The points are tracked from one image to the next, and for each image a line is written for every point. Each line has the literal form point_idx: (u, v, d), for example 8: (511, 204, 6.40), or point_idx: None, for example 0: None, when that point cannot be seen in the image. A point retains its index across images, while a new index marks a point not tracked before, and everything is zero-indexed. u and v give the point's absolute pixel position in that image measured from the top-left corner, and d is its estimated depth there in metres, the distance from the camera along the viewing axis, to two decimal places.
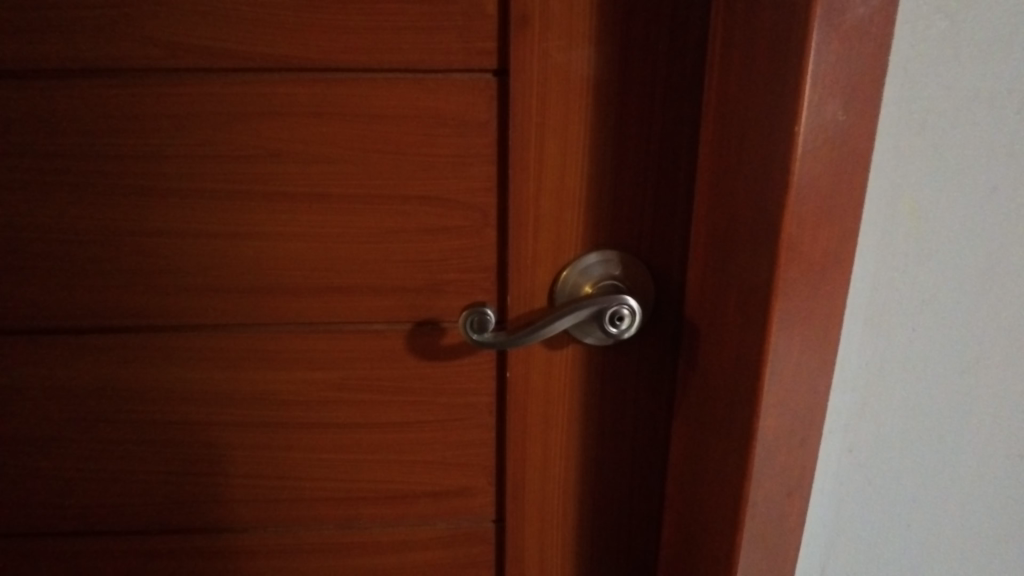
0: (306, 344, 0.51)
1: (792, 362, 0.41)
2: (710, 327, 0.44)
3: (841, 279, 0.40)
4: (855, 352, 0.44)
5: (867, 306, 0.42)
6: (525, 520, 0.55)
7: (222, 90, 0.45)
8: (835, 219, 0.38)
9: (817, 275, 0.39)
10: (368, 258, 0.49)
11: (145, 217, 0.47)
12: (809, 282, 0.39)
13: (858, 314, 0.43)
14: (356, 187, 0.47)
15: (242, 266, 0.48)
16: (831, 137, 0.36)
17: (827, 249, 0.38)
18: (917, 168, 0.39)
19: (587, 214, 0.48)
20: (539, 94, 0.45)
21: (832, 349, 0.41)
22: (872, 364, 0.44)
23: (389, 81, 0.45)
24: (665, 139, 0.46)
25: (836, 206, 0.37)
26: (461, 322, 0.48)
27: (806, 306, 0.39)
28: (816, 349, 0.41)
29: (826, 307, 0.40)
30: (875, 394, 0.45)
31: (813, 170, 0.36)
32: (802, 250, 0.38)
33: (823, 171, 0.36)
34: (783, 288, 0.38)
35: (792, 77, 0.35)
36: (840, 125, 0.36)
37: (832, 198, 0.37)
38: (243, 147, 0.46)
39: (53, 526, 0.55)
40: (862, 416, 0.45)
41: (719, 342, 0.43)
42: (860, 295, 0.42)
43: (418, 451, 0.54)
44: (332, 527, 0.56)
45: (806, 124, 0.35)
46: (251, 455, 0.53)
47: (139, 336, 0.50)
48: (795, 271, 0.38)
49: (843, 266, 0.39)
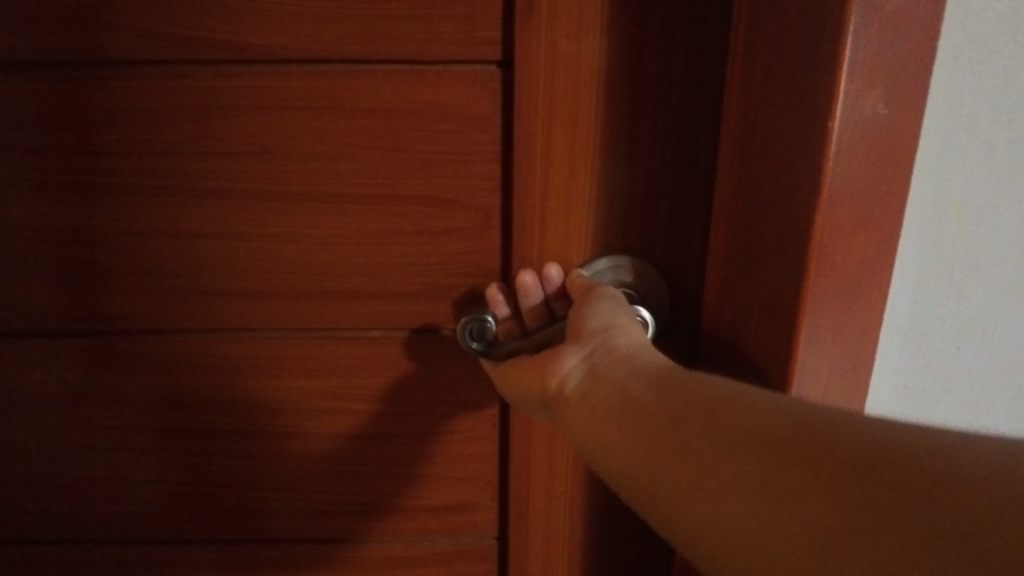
0: (300, 349, 0.48)
1: (816, 385, 0.37)
2: (728, 342, 0.40)
3: (878, 294, 0.35)
4: (892, 378, 0.40)
5: (906, 324, 0.39)
6: (529, 540, 0.52)
7: (210, 83, 0.43)
8: (871, 225, 0.34)
9: (849, 289, 0.35)
10: (364, 261, 0.46)
11: (136, 216, 0.45)
12: (840, 297, 0.35)
13: (895, 332, 0.39)
14: (350, 184, 0.45)
15: (233, 268, 0.46)
16: (869, 134, 0.32)
17: (862, 260, 0.34)
18: (966, 167, 0.35)
19: (597, 215, 0.44)
20: (546, 88, 0.42)
21: (867, 371, 0.37)
22: (910, 383, 0.41)
23: (385, 73, 0.43)
24: (682, 134, 0.42)
25: (873, 212, 0.33)
26: (460, 328, 0.45)
27: (838, 321, 0.35)
28: (846, 373, 0.37)
29: (860, 325, 0.36)
30: (913, 413, 0.42)
31: (849, 171, 0.32)
32: (834, 261, 0.34)
33: (862, 172, 0.32)
34: (811, 303, 0.34)
35: (825, 64, 0.31)
36: (880, 119, 0.32)
37: (869, 203, 0.33)
38: (233, 143, 0.44)
39: (47, 532, 0.54)
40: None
41: (740, 358, 0.39)
42: (898, 312, 0.38)
43: (415, 463, 0.52)
44: (329, 539, 0.54)
45: (841, 118, 0.31)
46: (244, 463, 0.51)
47: (129, 340, 0.48)
48: (825, 284, 0.34)
49: (882, 280, 0.35)
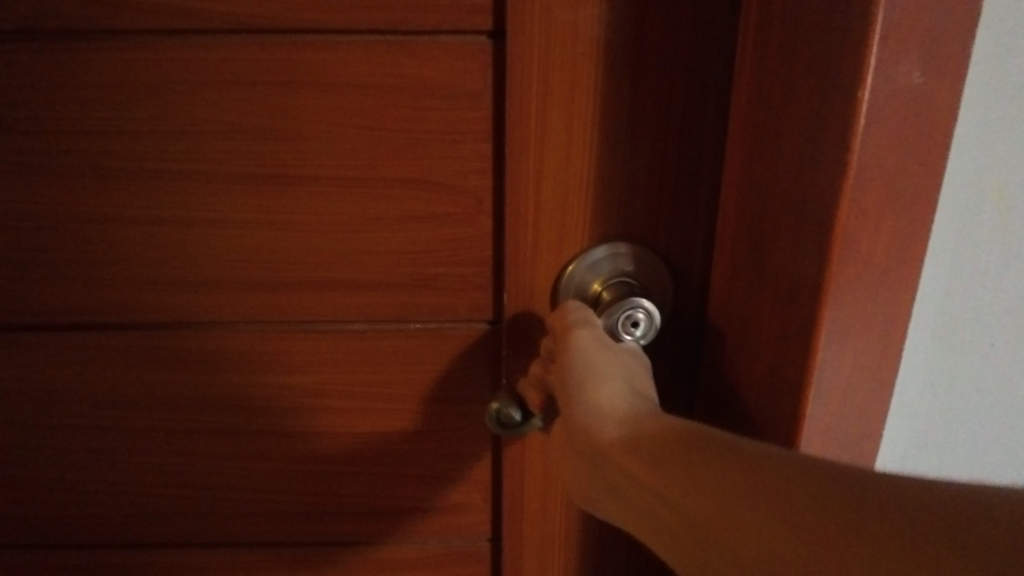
0: (277, 344, 0.45)
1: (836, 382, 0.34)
2: (740, 332, 0.38)
3: (905, 285, 0.32)
4: (920, 375, 0.39)
5: (936, 312, 0.37)
6: (523, 543, 0.49)
7: (175, 55, 0.39)
8: (903, 205, 0.30)
9: (877, 276, 0.32)
10: (345, 249, 0.43)
11: (99, 200, 0.42)
12: (864, 287, 0.31)
13: (924, 321, 0.37)
14: (329, 167, 0.42)
15: (205, 258, 0.43)
16: (901, 105, 0.28)
17: (889, 247, 0.31)
18: (1011, 145, 0.33)
19: (594, 199, 0.41)
20: (539, 59, 0.38)
21: (890, 366, 0.34)
22: (937, 375, 0.39)
23: (364, 43, 0.39)
24: (687, 110, 0.39)
25: (902, 193, 0.30)
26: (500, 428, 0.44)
27: (863, 311, 0.32)
28: (870, 368, 0.34)
29: (883, 319, 0.33)
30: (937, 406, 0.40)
31: (878, 147, 0.29)
32: (862, 244, 0.30)
33: (892, 148, 0.29)
34: (835, 289, 0.31)
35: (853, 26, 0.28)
36: (916, 89, 0.28)
37: (898, 185, 0.30)
38: (201, 122, 0.41)
39: (14, 537, 0.51)
40: (923, 446, 0.42)
41: (756, 352, 0.36)
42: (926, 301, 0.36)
43: (404, 463, 0.49)
44: (314, 542, 0.51)
45: (872, 86, 0.28)
46: (221, 464, 0.49)
47: (95, 335, 0.45)
48: (848, 272, 0.31)
49: (912, 269, 0.32)
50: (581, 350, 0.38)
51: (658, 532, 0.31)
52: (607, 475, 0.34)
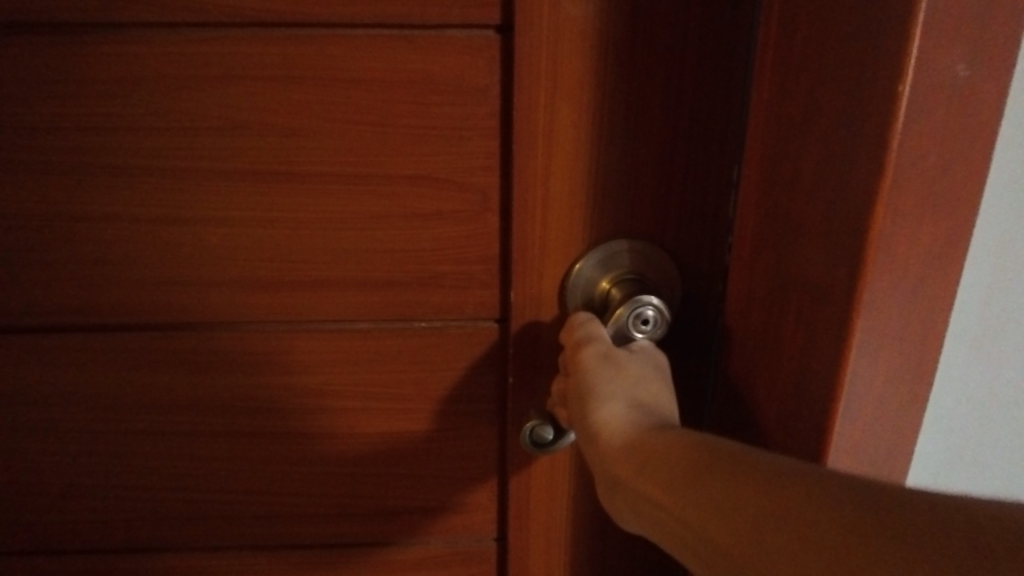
0: (281, 344, 0.45)
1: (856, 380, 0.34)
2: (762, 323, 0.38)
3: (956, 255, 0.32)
4: (955, 387, 0.40)
5: (986, 284, 0.37)
6: (530, 542, 0.49)
7: (175, 49, 0.38)
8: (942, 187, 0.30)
9: (917, 254, 0.31)
10: (349, 247, 0.43)
11: (95, 198, 0.41)
12: (892, 285, 0.31)
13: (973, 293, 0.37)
14: (333, 164, 0.41)
15: (206, 257, 0.42)
16: (931, 100, 0.28)
17: (915, 246, 0.31)
18: None
19: (603, 196, 0.41)
20: (549, 54, 0.38)
21: (929, 354, 0.34)
22: (985, 349, 0.39)
23: (371, 38, 0.38)
24: (696, 107, 0.39)
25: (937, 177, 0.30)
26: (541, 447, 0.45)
27: (910, 281, 0.32)
28: (896, 367, 0.34)
29: (924, 295, 0.32)
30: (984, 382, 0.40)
31: (906, 143, 0.28)
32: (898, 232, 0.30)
33: (923, 144, 0.29)
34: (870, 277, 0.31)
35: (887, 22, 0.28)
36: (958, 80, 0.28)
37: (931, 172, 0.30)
38: (202, 118, 0.40)
39: (7, 544, 0.50)
40: (967, 435, 0.42)
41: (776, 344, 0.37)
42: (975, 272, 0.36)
43: (409, 463, 0.48)
44: (318, 544, 0.51)
45: (911, 79, 0.28)
46: (221, 467, 0.48)
47: (91, 336, 0.44)
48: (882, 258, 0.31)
49: (939, 266, 0.32)
50: (592, 369, 0.38)
51: (676, 550, 0.31)
52: (620, 495, 0.34)
